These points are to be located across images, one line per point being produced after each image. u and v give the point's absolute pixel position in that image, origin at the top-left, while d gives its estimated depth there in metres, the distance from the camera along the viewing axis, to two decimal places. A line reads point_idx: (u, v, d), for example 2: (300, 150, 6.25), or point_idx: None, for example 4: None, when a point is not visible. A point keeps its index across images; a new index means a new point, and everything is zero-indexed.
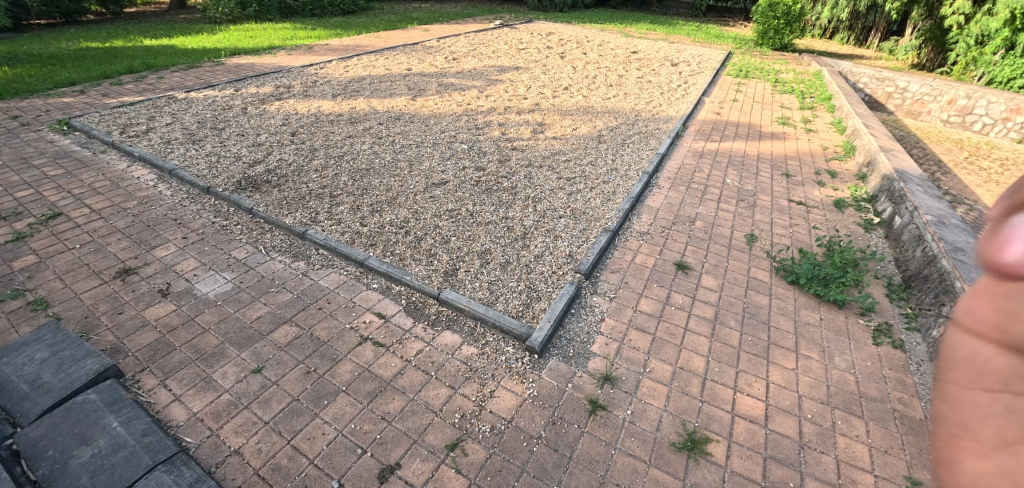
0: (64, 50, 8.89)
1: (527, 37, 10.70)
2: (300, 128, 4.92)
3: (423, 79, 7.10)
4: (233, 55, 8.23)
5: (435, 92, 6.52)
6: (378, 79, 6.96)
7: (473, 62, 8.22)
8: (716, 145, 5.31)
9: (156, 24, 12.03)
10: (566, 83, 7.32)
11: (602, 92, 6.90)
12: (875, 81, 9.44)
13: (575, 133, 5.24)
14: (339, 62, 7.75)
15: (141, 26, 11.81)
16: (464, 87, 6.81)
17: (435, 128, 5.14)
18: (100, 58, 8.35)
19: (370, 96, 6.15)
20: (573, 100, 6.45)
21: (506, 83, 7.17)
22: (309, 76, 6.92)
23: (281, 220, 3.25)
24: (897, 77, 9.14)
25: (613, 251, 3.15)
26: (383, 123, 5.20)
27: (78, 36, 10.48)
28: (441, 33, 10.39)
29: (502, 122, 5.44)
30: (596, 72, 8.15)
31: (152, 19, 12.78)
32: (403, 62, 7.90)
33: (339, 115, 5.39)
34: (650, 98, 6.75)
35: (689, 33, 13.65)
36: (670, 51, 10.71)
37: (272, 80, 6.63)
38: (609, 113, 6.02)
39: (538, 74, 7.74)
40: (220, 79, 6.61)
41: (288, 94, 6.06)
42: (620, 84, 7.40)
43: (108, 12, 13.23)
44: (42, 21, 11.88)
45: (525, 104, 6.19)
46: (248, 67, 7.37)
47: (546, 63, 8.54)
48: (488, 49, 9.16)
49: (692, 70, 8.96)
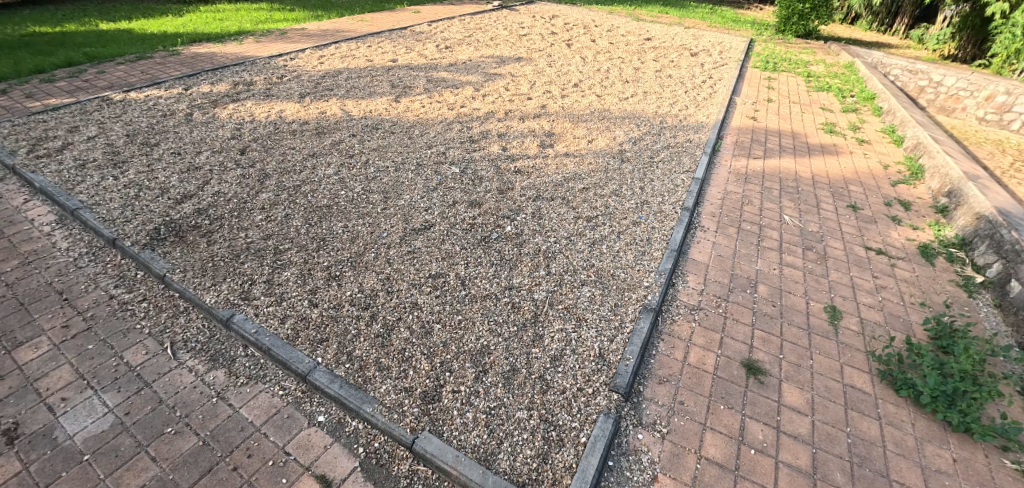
0: (5, 36, 7.85)
1: (530, 21, 9.65)
2: (253, 143, 3.99)
3: (409, 74, 6.11)
4: (193, 44, 7.19)
5: (422, 90, 5.56)
6: (356, 73, 5.97)
7: (468, 51, 7.20)
8: (760, 163, 4.43)
9: (122, 3, 10.91)
10: (575, 78, 6.35)
11: (617, 91, 5.95)
12: (907, 74, 8.44)
13: (590, 148, 4.32)
14: (313, 51, 6.73)
15: (103, 5, 10.68)
16: (457, 85, 5.85)
17: (419, 141, 4.22)
18: (41, 46, 7.30)
19: (345, 95, 5.20)
20: (586, 102, 5.51)
21: (506, 78, 6.20)
22: (276, 69, 5.93)
23: (202, 298, 2.39)
24: (932, 70, 8.18)
25: (654, 345, 2.31)
26: (355, 134, 4.27)
27: (29, 17, 9.41)
28: (433, 16, 9.31)
29: (501, 132, 4.51)
30: (608, 63, 7.16)
31: None
32: (388, 51, 6.89)
33: (304, 123, 4.45)
34: (673, 99, 5.81)
35: (704, 17, 12.53)
36: (687, 39, 9.68)
37: (231, 75, 5.64)
38: (629, 119, 5.10)
39: (542, 67, 6.76)
40: (170, 76, 5.63)
41: (247, 94, 5.08)
42: (638, 80, 6.43)
43: None
44: None
45: (528, 106, 5.25)
46: (208, 59, 6.36)
47: (551, 52, 7.52)
48: (485, 36, 8.12)
49: (715, 61, 7.99)
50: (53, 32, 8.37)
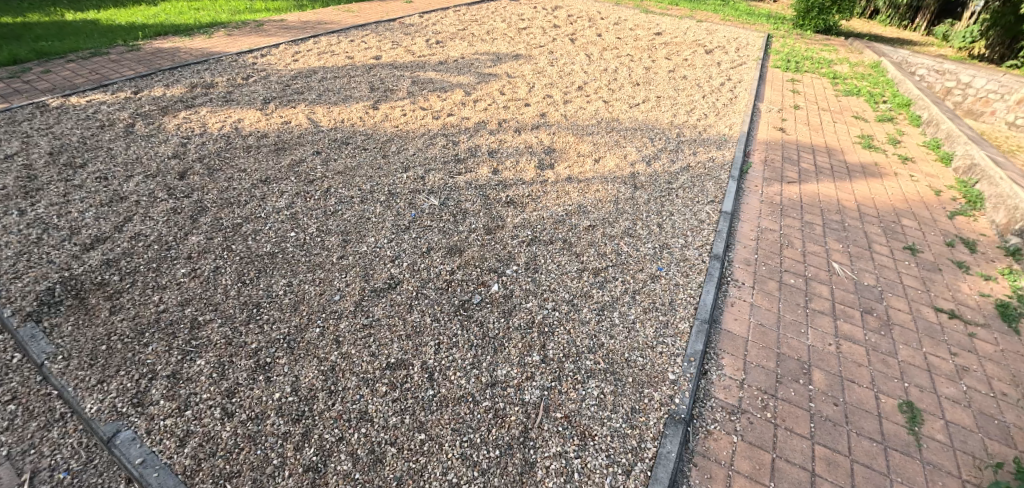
0: None
1: (530, 12, 8.93)
2: (196, 164, 3.37)
3: (392, 73, 5.45)
4: (158, 37, 6.53)
5: (405, 94, 4.90)
6: (332, 72, 5.31)
7: (460, 47, 6.52)
8: (796, 188, 3.80)
9: None
10: (579, 79, 5.68)
11: (626, 95, 5.29)
12: (933, 74, 7.78)
13: (596, 169, 3.68)
14: (288, 46, 6.06)
15: None
16: (445, 87, 5.19)
17: (394, 159, 3.57)
18: None
19: (315, 101, 4.55)
20: (591, 109, 4.86)
21: (501, 79, 5.54)
22: (242, 68, 5.27)
23: (82, 402, 1.78)
24: (961, 71, 7.50)
25: (685, 477, 1.72)
26: (321, 152, 3.64)
27: None
28: (425, 7, 8.62)
29: (492, 149, 3.87)
30: (616, 62, 6.47)
31: None
32: (371, 47, 6.22)
33: (262, 136, 3.82)
34: (690, 106, 5.15)
35: (716, 9, 11.77)
36: (699, 34, 8.96)
37: (189, 75, 4.98)
38: (641, 131, 4.45)
39: (543, 66, 6.08)
40: (122, 76, 4.98)
41: (203, 99, 4.44)
42: (649, 82, 5.76)
43: None
44: None
45: (526, 114, 4.60)
46: (169, 56, 5.71)
47: (553, 49, 6.83)
48: (480, 29, 7.43)
49: (733, 59, 7.29)
50: (11, 22, 7.68)
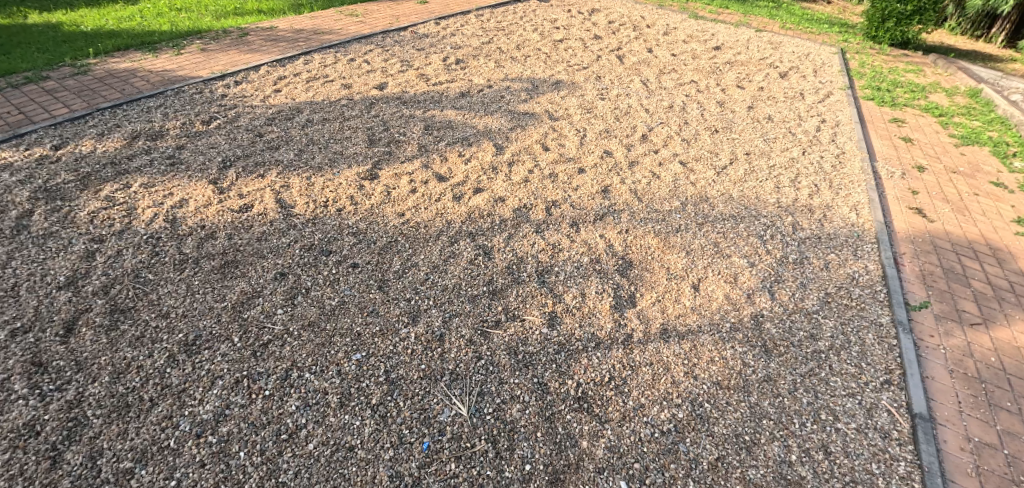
0: None
1: (565, 20, 7.64)
2: (96, 302, 2.30)
3: (399, 112, 4.16)
4: (118, 51, 5.34)
5: (415, 147, 3.63)
6: (321, 111, 4.07)
7: (485, 69, 5.23)
8: (987, 337, 2.59)
9: None
10: (640, 122, 4.40)
11: (705, 151, 4.04)
12: None
13: (697, 307, 2.47)
14: (271, 68, 4.84)
15: None
16: (468, 134, 3.90)
17: (397, 290, 2.38)
18: None
19: (292, 164, 3.34)
20: (665, 176, 3.61)
21: (540, 117, 4.25)
22: (206, 105, 4.09)
23: None
24: None
25: None
26: (286, 272, 2.46)
27: None
28: (442, 11, 7.34)
29: (540, 259, 2.63)
30: (679, 94, 5.19)
31: None
32: (374, 70, 4.97)
33: (209, 237, 2.67)
34: (791, 171, 3.94)
35: (770, 15, 10.39)
36: (760, 52, 7.64)
37: (135, 119, 3.84)
38: (740, 219, 3.20)
39: (591, 98, 4.80)
40: (50, 119, 3.85)
41: (144, 164, 3.32)
42: (727, 130, 4.49)
43: None
44: None
45: (580, 185, 3.33)
46: (121, 83, 4.53)
47: (599, 72, 5.54)
48: (509, 42, 6.14)
49: (815, 90, 6.02)
50: None
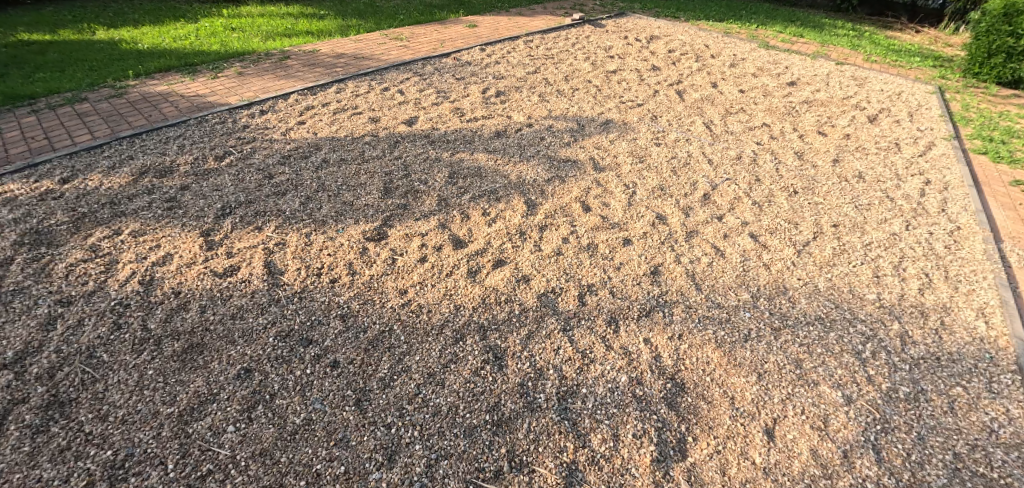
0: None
1: (620, 48, 7.13)
2: (35, 388, 1.98)
3: (424, 154, 3.68)
4: (159, 72, 5.29)
5: (436, 198, 3.14)
6: (341, 148, 3.70)
7: (527, 103, 4.75)
8: None
9: (149, 5, 9.62)
10: (701, 177, 3.75)
11: (782, 221, 3.35)
12: None
13: (772, 467, 1.82)
14: (300, 96, 4.59)
15: (126, 8, 9.41)
16: (498, 184, 3.35)
17: (378, 408, 1.88)
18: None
19: (294, 214, 2.95)
20: (731, 253, 2.95)
21: (584, 165, 3.69)
22: (224, 137, 3.85)
23: None
24: None
25: None
26: (253, 368, 2.04)
27: (38, 23, 8.25)
28: (491, 35, 7.02)
29: (563, 374, 2.07)
30: (748, 141, 4.49)
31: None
32: (408, 101, 4.60)
33: (179, 309, 2.31)
34: (891, 253, 3.20)
35: (852, 45, 9.41)
36: (844, 89, 6.75)
37: (149, 151, 3.64)
38: (828, 325, 2.55)
39: (644, 142, 4.19)
40: (69, 147, 3.73)
41: (143, 206, 3.06)
42: (808, 193, 3.77)
43: None
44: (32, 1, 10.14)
45: (625, 263, 2.73)
46: (150, 109, 4.40)
47: (655, 111, 4.93)
48: (556, 73, 5.66)
49: (912, 141, 5.14)
50: (37, 45, 6.98)
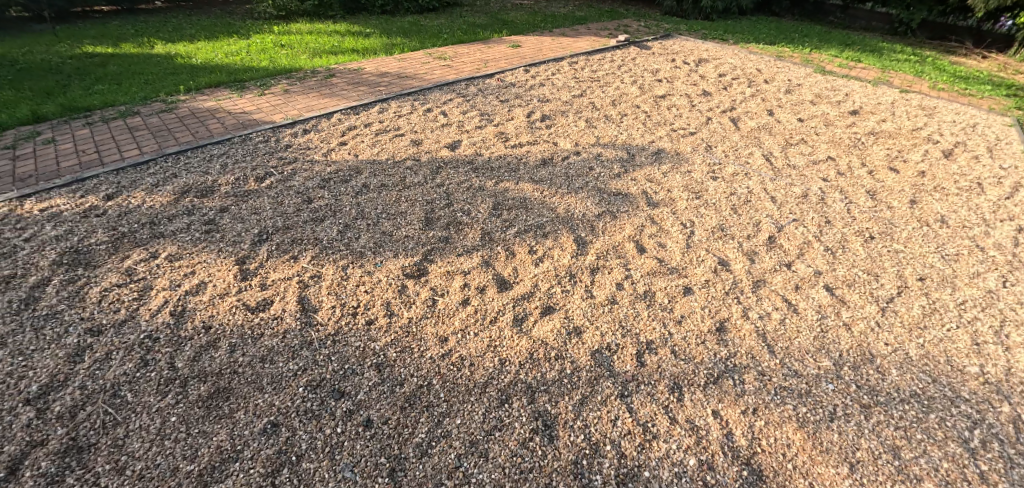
0: (48, 64, 6.93)
1: (668, 71, 6.88)
2: (56, 429, 1.86)
3: (467, 181, 3.51)
4: (209, 87, 5.37)
5: (479, 231, 2.96)
6: (381, 172, 3.57)
7: (573, 128, 4.55)
8: None
9: (205, 21, 10.03)
10: (765, 216, 3.43)
11: (860, 270, 2.99)
12: None
13: None
14: (343, 115, 4.53)
15: (184, 23, 9.85)
16: (544, 217, 3.14)
17: (414, 482, 1.67)
18: (61, 81, 6.08)
19: (331, 244, 2.82)
20: (804, 308, 2.61)
21: (636, 199, 3.44)
22: (266, 156, 3.79)
23: None
24: None
25: None
26: (280, 422, 1.86)
27: (103, 36, 8.69)
28: (535, 56, 6.91)
29: (622, 452, 1.81)
30: (814, 176, 4.14)
31: (213, 13, 11.01)
32: (450, 123, 4.48)
33: (208, 346, 2.18)
34: (992, 315, 2.79)
35: (916, 72, 8.84)
36: (912, 119, 6.27)
37: (192, 169, 3.61)
38: (927, 404, 2.17)
39: (700, 174, 3.90)
40: (117, 163, 3.75)
41: (182, 227, 2.99)
42: (887, 238, 3.39)
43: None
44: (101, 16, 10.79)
45: (686, 315, 2.44)
46: (197, 125, 4.42)
47: (709, 140, 4.64)
48: (603, 97, 5.46)
49: (998, 180, 4.65)
50: (99, 57, 7.30)
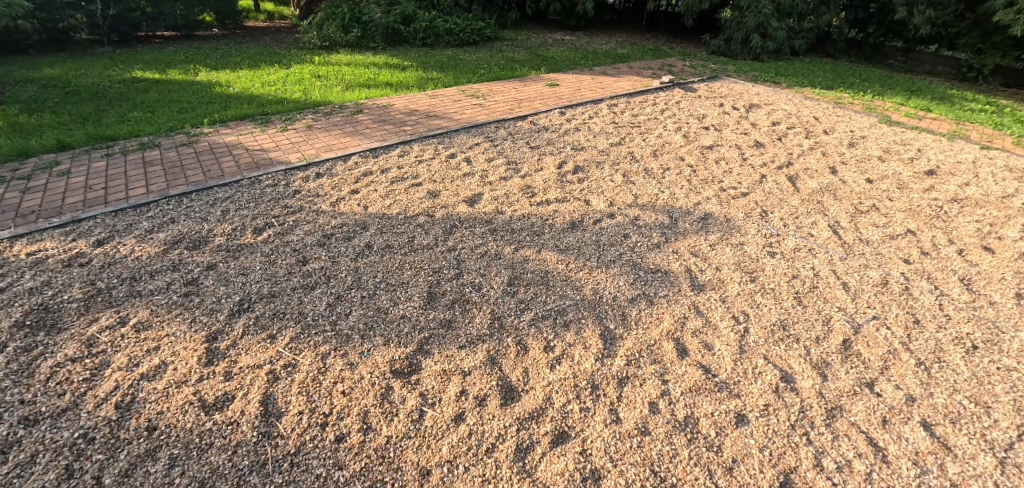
0: (96, 89, 7.14)
1: (716, 118, 6.37)
2: None
3: (482, 246, 3.09)
4: (234, 120, 5.26)
5: (488, 315, 2.52)
6: (388, 229, 3.21)
7: (608, 183, 4.10)
8: None
9: (254, 49, 10.32)
10: (835, 311, 2.83)
11: (965, 399, 2.31)
12: None
13: None
14: (361, 158, 4.27)
15: (234, 51, 10.15)
16: (567, 300, 2.67)
17: None
18: (101, 106, 6.18)
19: (315, 322, 2.45)
20: (895, 456, 1.97)
21: (678, 280, 2.92)
22: (271, 203, 3.52)
23: None
24: None
25: None
26: None
27: (155, 62, 9.02)
28: (572, 97, 6.56)
29: None
30: (892, 257, 3.50)
31: (262, 41, 11.37)
32: (473, 171, 4.12)
33: (144, 457, 1.81)
34: None
35: (996, 124, 7.96)
36: (1002, 182, 5.46)
37: (192, 214, 3.37)
38: None
39: (754, 249, 3.35)
40: (120, 202, 3.57)
41: (161, 287, 2.70)
42: (997, 348, 2.69)
43: (229, 27, 12.88)
44: (161, 41, 11.37)
45: (740, 458, 1.88)
46: (212, 161, 4.24)
47: (764, 203, 4.08)
48: (643, 147, 4.99)
49: None
50: (145, 82, 7.48)
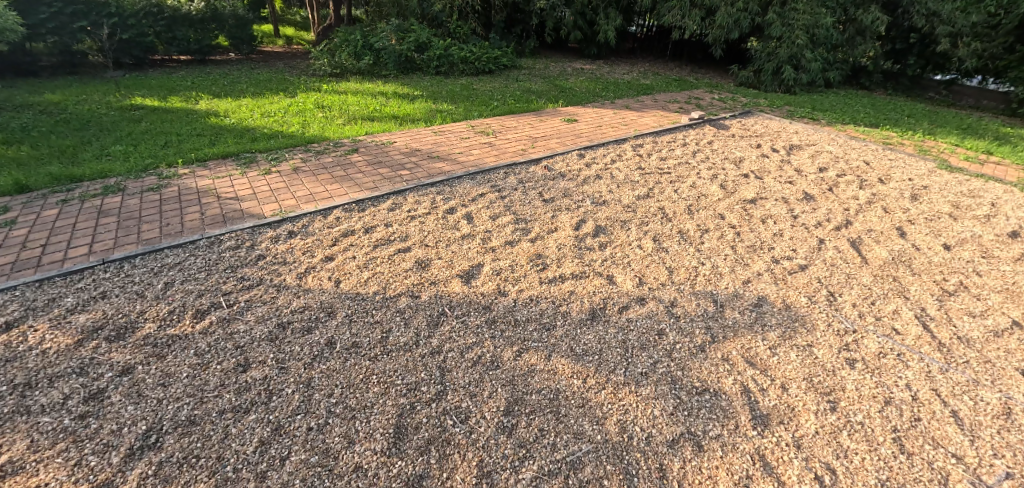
0: (87, 118, 6.75)
1: (754, 162, 5.66)
2: None
3: (475, 347, 2.41)
4: (216, 160, 4.75)
5: (473, 469, 1.82)
6: (360, 319, 2.56)
7: (636, 251, 3.41)
8: None
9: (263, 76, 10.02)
10: (955, 461, 2.04)
11: None
12: None
13: None
14: (345, 212, 3.67)
15: (241, 78, 9.84)
16: (584, 442, 1.96)
17: None
18: (84, 138, 5.74)
19: (236, 474, 1.77)
20: None
21: (733, 408, 2.19)
22: (225, 274, 2.91)
23: None
24: None
25: None
26: None
27: (159, 88, 8.70)
28: (592, 135, 5.94)
29: None
30: (1006, 365, 2.70)
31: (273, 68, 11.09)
32: (474, 233, 3.47)
33: None
34: None
35: None
36: None
37: (128, 288, 2.78)
38: None
39: (826, 354, 2.60)
40: (52, 267, 3.00)
41: (53, 402, 2.07)
42: None
43: (242, 53, 12.73)
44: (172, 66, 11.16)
45: None
46: (175, 212, 3.69)
47: (828, 281, 3.32)
48: (675, 201, 4.30)
49: None
50: (140, 111, 7.09)
